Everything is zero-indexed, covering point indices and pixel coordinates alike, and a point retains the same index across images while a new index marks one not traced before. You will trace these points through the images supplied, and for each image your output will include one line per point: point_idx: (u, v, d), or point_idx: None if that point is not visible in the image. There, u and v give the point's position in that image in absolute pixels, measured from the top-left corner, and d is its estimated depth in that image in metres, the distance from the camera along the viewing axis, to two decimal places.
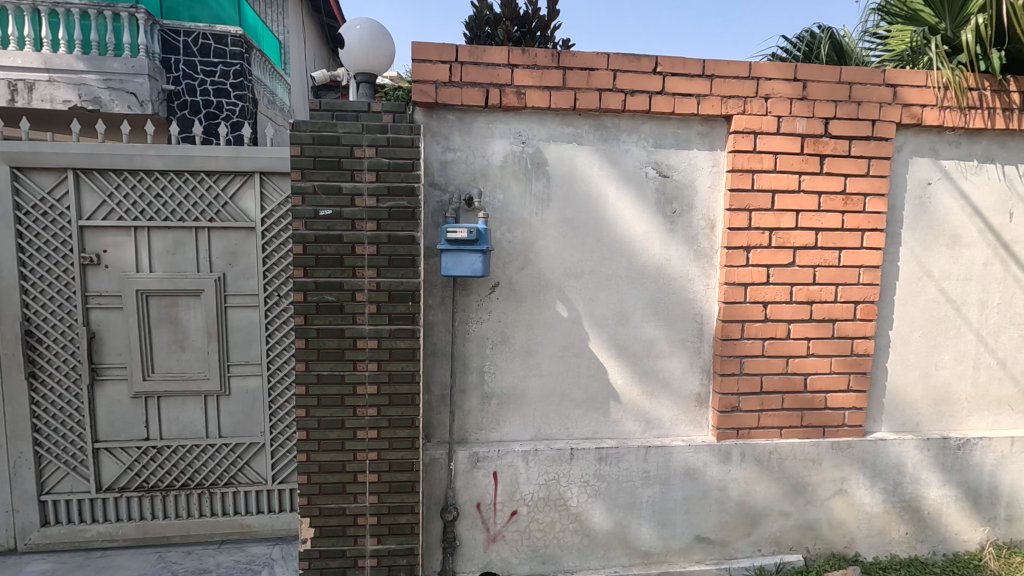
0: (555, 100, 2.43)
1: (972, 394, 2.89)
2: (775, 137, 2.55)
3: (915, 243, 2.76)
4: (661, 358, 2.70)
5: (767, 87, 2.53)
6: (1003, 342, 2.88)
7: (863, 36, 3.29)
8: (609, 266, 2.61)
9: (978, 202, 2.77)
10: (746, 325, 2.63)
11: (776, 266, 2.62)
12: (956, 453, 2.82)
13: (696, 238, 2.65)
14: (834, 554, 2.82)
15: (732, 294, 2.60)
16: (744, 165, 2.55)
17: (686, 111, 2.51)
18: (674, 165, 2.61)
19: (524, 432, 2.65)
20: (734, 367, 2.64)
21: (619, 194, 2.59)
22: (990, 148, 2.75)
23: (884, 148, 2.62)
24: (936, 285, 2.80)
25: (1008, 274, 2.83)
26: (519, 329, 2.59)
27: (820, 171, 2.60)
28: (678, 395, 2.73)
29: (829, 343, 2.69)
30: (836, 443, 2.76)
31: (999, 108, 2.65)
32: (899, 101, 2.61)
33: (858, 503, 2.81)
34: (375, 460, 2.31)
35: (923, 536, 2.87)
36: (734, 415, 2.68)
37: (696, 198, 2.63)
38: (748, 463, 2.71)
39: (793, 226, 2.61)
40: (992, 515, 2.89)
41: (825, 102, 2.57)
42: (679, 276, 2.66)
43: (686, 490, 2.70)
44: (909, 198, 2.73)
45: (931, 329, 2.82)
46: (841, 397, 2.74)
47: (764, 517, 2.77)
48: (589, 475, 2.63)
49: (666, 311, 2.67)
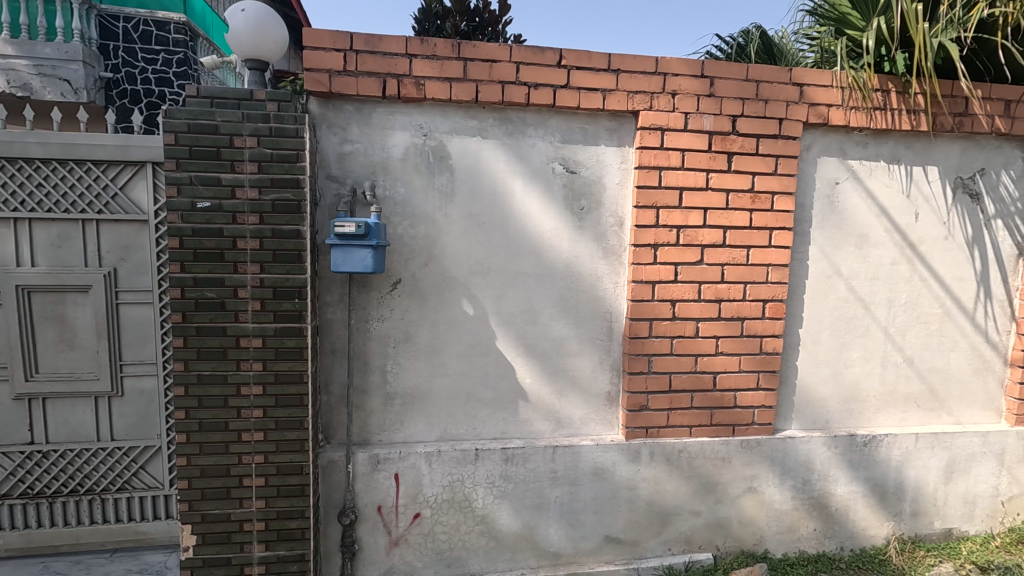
0: (456, 92, 2.37)
1: (880, 391, 2.92)
2: (682, 134, 2.53)
3: (823, 243, 2.77)
4: (570, 357, 2.66)
5: (675, 83, 2.51)
6: (911, 340, 2.92)
7: (800, 37, 3.27)
8: (516, 264, 2.56)
9: (885, 202, 2.80)
10: (654, 324, 2.61)
11: (684, 264, 2.60)
12: (863, 449, 2.86)
13: (605, 235, 2.62)
14: (743, 551, 2.83)
15: (640, 292, 2.58)
16: (651, 162, 2.53)
17: (592, 106, 2.47)
18: (581, 161, 2.57)
19: (429, 433, 2.59)
20: (643, 365, 2.62)
21: (526, 190, 2.54)
22: (896, 149, 2.78)
23: (791, 147, 2.62)
24: (845, 283, 2.81)
25: (916, 273, 2.87)
26: (423, 327, 2.52)
27: (728, 169, 2.59)
28: (589, 394, 2.70)
29: (737, 341, 2.69)
30: (745, 441, 2.75)
31: (902, 109, 2.69)
32: (805, 100, 2.62)
33: (768, 501, 2.82)
34: (261, 463, 2.22)
35: (832, 532, 2.90)
36: (643, 414, 2.66)
37: (604, 194, 2.60)
38: (657, 462, 2.69)
39: (700, 224, 2.59)
40: (898, 510, 2.94)
41: (733, 99, 2.56)
42: (588, 273, 2.62)
43: (596, 490, 2.67)
44: (818, 196, 2.74)
45: (840, 328, 2.84)
46: (751, 396, 2.73)
47: (674, 516, 2.75)
48: (495, 476, 2.58)
49: (575, 309, 2.64)
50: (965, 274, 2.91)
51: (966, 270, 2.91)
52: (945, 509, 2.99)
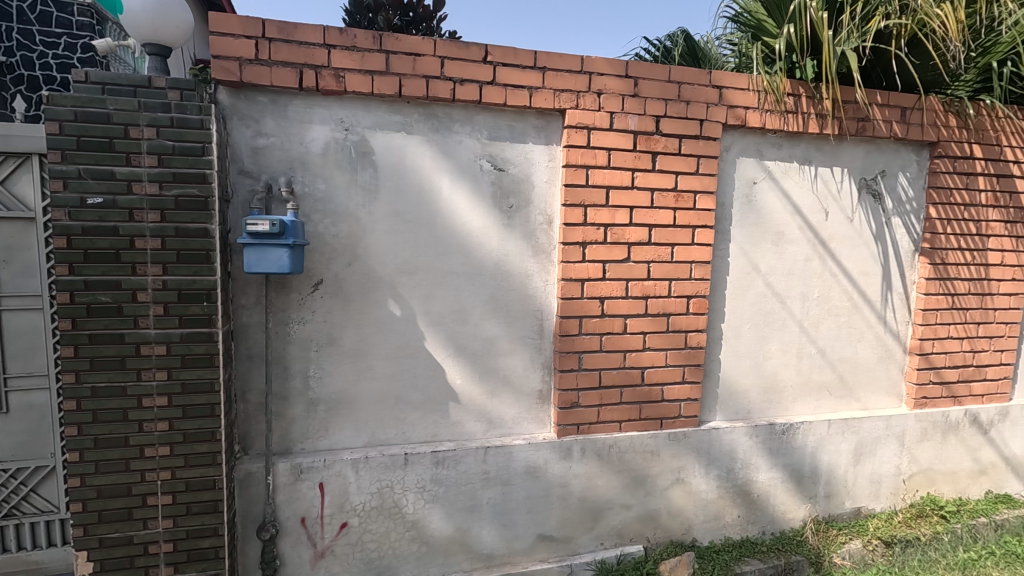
0: (379, 85, 2.29)
1: (796, 381, 3.08)
2: (608, 133, 2.56)
3: (743, 240, 2.89)
4: (502, 356, 2.64)
5: (600, 83, 2.54)
6: (823, 332, 3.09)
7: (721, 41, 3.39)
8: (444, 262, 2.51)
9: (799, 201, 2.95)
10: (584, 321, 2.63)
11: (612, 261, 2.63)
12: (782, 437, 3.00)
13: (535, 233, 2.62)
14: (672, 541, 2.91)
15: (569, 289, 2.59)
16: (578, 161, 2.55)
17: (519, 103, 2.45)
18: (509, 159, 2.55)
19: (356, 439, 2.49)
20: (573, 363, 2.64)
21: (453, 187, 2.49)
22: (808, 151, 2.93)
23: (712, 147, 2.71)
24: (764, 279, 2.94)
25: (826, 268, 3.04)
26: (348, 329, 2.43)
27: (652, 168, 2.65)
28: (521, 393, 2.69)
29: (664, 336, 2.75)
30: (672, 434, 2.82)
31: (812, 113, 2.84)
32: (724, 102, 2.71)
33: (695, 491, 2.91)
34: (167, 480, 2.06)
35: (754, 517, 3.03)
36: (575, 411, 2.68)
37: (533, 192, 2.60)
38: (589, 458, 2.71)
39: (627, 222, 2.63)
40: (813, 493, 3.11)
41: (656, 100, 2.61)
42: (518, 271, 2.61)
43: (528, 488, 2.66)
44: (737, 196, 2.85)
45: (759, 321, 2.96)
46: (677, 389, 2.81)
47: (606, 511, 2.78)
48: (426, 480, 2.52)
49: (505, 307, 2.61)
50: (870, 269, 3.11)
51: (871, 265, 3.11)
52: (855, 489, 3.18)
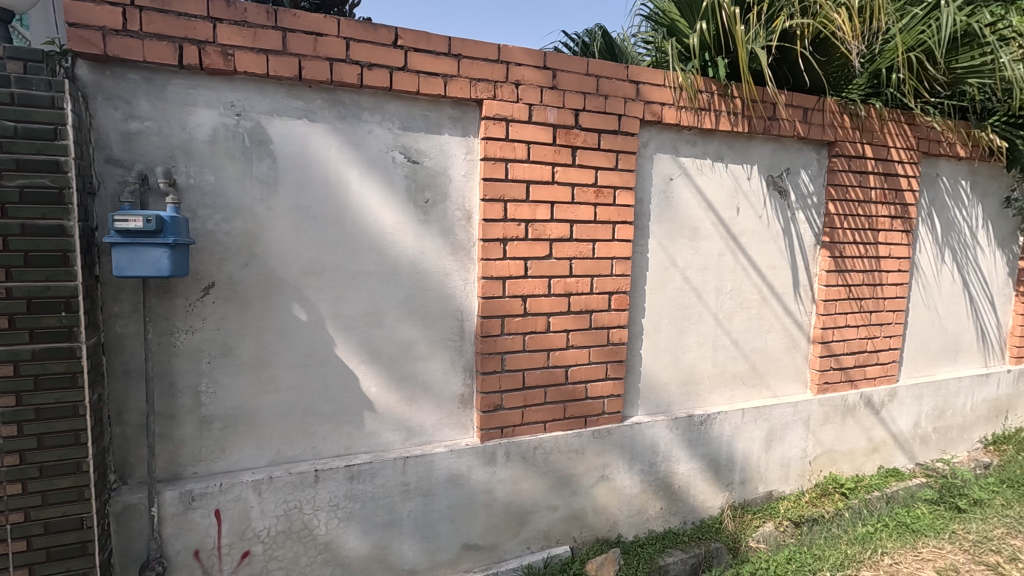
0: (275, 66, 2.07)
1: (712, 372, 3.16)
2: (526, 126, 2.48)
3: (661, 236, 2.91)
4: (419, 360, 2.49)
5: (518, 73, 2.45)
6: (736, 324, 3.19)
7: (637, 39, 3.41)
8: (354, 261, 2.32)
9: (712, 198, 3.02)
10: (506, 321, 2.54)
11: (534, 258, 2.55)
12: (700, 428, 3.07)
13: (452, 230, 2.49)
14: (598, 539, 2.89)
15: (490, 288, 2.48)
16: (497, 154, 2.44)
17: (433, 92, 2.31)
18: (424, 150, 2.40)
19: (258, 458, 2.26)
20: (496, 364, 2.54)
21: (363, 180, 2.31)
22: (720, 148, 3.00)
23: (630, 143, 2.70)
24: (681, 274, 2.99)
25: (738, 262, 3.14)
26: (245, 337, 2.18)
27: (572, 163, 2.59)
28: (440, 398, 2.56)
29: (587, 333, 2.72)
30: (596, 431, 2.80)
31: (724, 111, 2.90)
32: (642, 98, 2.71)
33: (619, 487, 2.91)
34: (20, 523, 1.75)
35: (676, 508, 3.08)
36: (498, 414, 2.58)
37: (449, 186, 2.46)
38: (513, 462, 2.63)
39: (548, 218, 2.56)
40: (730, 481, 3.21)
41: (574, 93, 2.56)
42: (435, 271, 2.47)
43: (451, 498, 2.53)
44: (655, 192, 2.87)
45: (678, 316, 3.01)
46: (600, 386, 2.79)
47: (532, 514, 2.71)
48: (340, 497, 2.33)
49: (423, 309, 2.47)
50: (777, 263, 3.25)
51: (778, 259, 3.25)
52: (767, 474, 3.32)
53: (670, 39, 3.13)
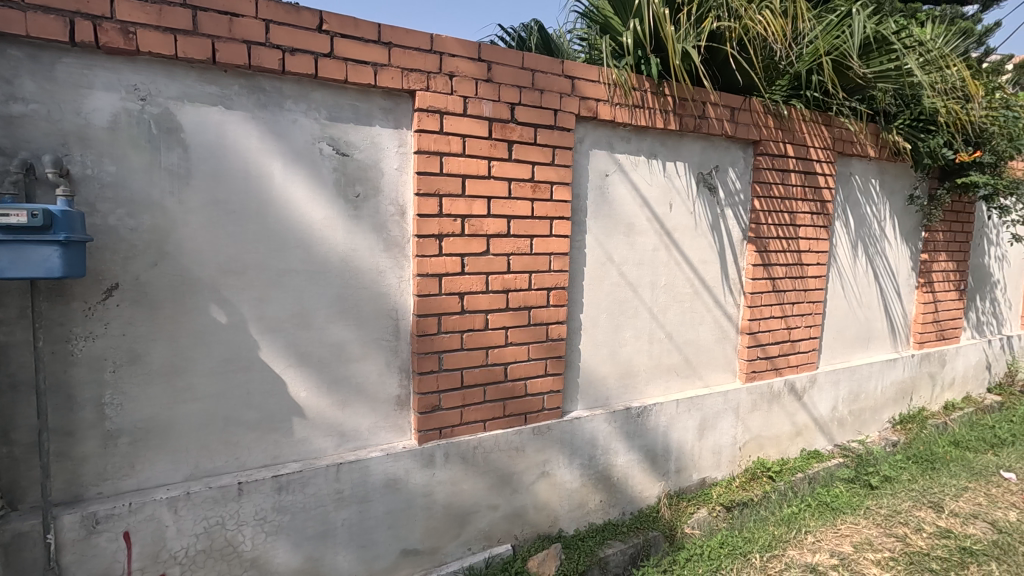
0: (185, 47, 1.90)
1: (649, 365, 3.23)
2: (461, 119, 2.42)
3: (598, 232, 2.93)
4: (353, 362, 2.38)
5: (452, 65, 2.38)
6: (671, 317, 3.27)
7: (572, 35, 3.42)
8: (279, 259, 2.18)
9: (647, 194, 3.07)
10: (442, 319, 2.47)
11: (471, 254, 2.50)
12: (637, 420, 3.13)
13: (385, 226, 2.39)
14: (540, 535, 2.88)
15: (426, 286, 2.41)
16: (431, 147, 2.37)
17: (363, 81, 2.21)
18: (353, 142, 2.29)
19: (174, 473, 2.09)
20: (433, 364, 2.47)
21: (287, 173, 2.17)
22: (653, 145, 3.05)
23: (566, 139, 2.69)
24: (618, 269, 3.02)
25: (672, 257, 3.21)
26: (157, 343, 2.01)
27: (508, 158, 2.56)
28: (376, 401, 2.46)
29: (526, 330, 2.69)
30: (536, 428, 2.79)
31: (657, 108, 2.95)
32: (577, 93, 2.71)
33: (560, 482, 2.91)
34: None
35: (615, 500, 3.12)
36: (436, 415, 2.52)
37: (381, 180, 2.36)
38: (453, 463, 2.57)
39: (485, 213, 2.51)
40: (666, 470, 3.30)
41: (510, 87, 2.52)
42: (368, 268, 2.36)
43: (388, 503, 2.44)
44: (591, 188, 2.88)
45: (615, 311, 3.04)
46: (540, 382, 2.78)
47: (473, 515, 2.67)
48: (266, 510, 2.19)
49: (355, 308, 2.36)
50: (708, 257, 3.36)
51: (709, 254, 3.36)
52: (700, 462, 3.44)
53: (604, 36, 3.15)
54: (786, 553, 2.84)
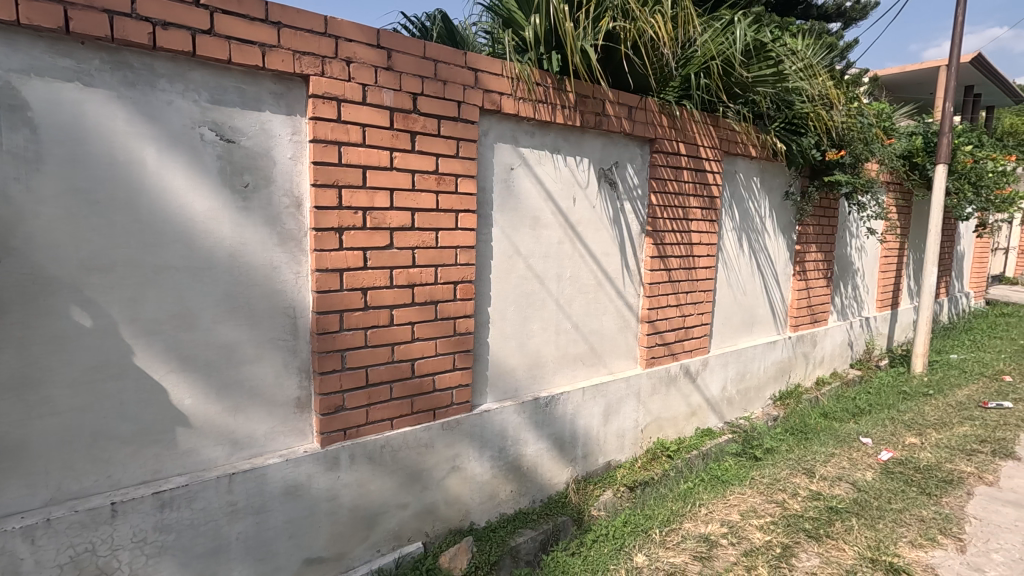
0: (29, 13, 1.67)
1: (556, 355, 3.30)
2: (361, 107, 2.32)
3: (504, 225, 2.95)
4: (246, 364, 2.22)
5: (349, 50, 2.28)
6: (576, 308, 3.37)
7: (476, 27, 3.40)
8: (156, 254, 1.98)
9: (551, 188, 3.12)
10: (344, 316, 2.37)
11: (373, 248, 2.41)
12: (545, 409, 3.20)
13: (278, 218, 2.24)
14: (451, 530, 2.87)
15: (326, 281, 2.30)
16: (328, 136, 2.25)
17: (250, 62, 2.05)
18: (240, 128, 2.13)
19: (30, 498, 1.84)
20: (335, 362, 2.37)
21: (163, 159, 1.98)
22: (556, 141, 3.12)
23: (470, 131, 2.68)
24: (524, 262, 3.06)
25: (576, 250, 3.31)
26: (3, 351, 1.75)
27: (411, 149, 2.49)
28: (272, 404, 2.31)
29: (433, 325, 2.66)
30: (446, 423, 2.77)
31: (559, 104, 3.02)
32: (481, 86, 2.70)
33: (470, 475, 2.91)
34: None
35: (525, 489, 3.18)
36: (340, 415, 2.42)
37: (273, 169, 2.22)
38: (359, 464, 2.48)
39: (387, 206, 2.44)
40: (573, 456, 3.40)
41: (411, 76, 2.46)
42: (260, 263, 2.21)
43: (289, 512, 2.32)
44: (496, 181, 2.88)
45: (522, 303, 3.08)
46: (449, 377, 2.75)
47: (381, 516, 2.60)
48: (146, 531, 1.99)
49: (246, 307, 2.20)
50: (610, 250, 3.49)
51: (611, 246, 3.49)
52: (606, 446, 3.59)
53: (507, 30, 3.16)
54: (682, 526, 3.03)
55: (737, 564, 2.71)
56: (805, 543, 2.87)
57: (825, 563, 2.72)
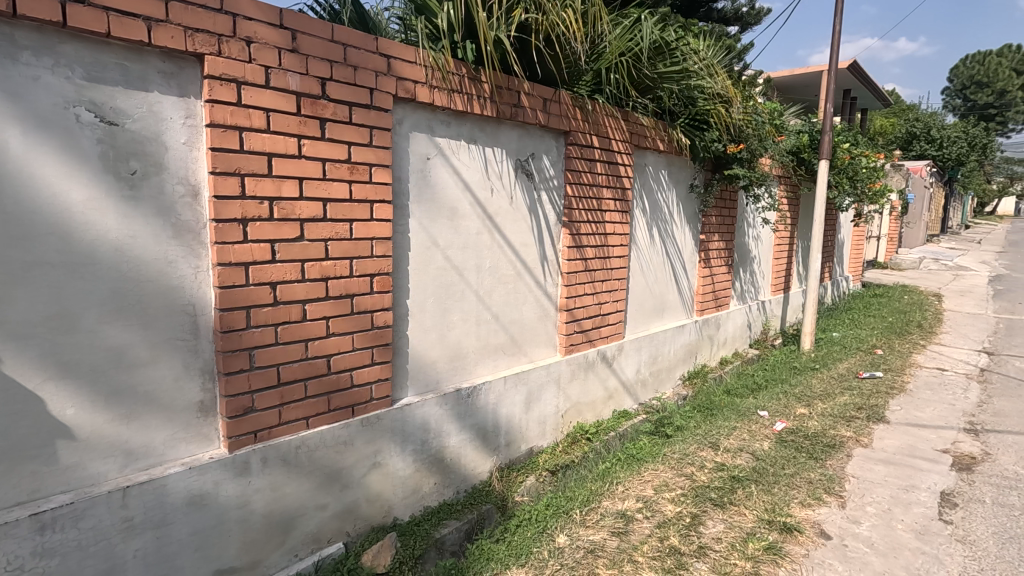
0: None
1: (477, 346, 3.32)
2: (264, 91, 2.19)
3: (421, 216, 2.90)
4: (139, 367, 2.05)
5: (249, 29, 2.14)
6: (496, 299, 3.39)
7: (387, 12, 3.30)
8: (25, 249, 1.77)
9: (468, 178, 3.11)
10: (252, 312, 2.24)
11: (282, 240, 2.29)
12: (467, 400, 3.20)
13: (173, 208, 2.07)
14: (373, 527, 2.82)
15: (229, 276, 2.16)
16: (227, 120, 2.10)
17: (133, 37, 1.87)
18: (124, 110, 1.94)
19: None
20: (242, 361, 2.24)
21: (30, 143, 1.76)
22: (473, 131, 3.11)
23: (384, 119, 2.60)
24: (443, 253, 3.03)
25: (494, 240, 3.32)
26: None
27: (321, 136, 2.39)
28: (171, 410, 2.15)
29: (349, 319, 2.58)
30: (365, 419, 2.70)
31: (474, 93, 3.00)
32: (394, 73, 2.63)
33: (392, 471, 2.86)
34: None
35: (448, 480, 3.18)
36: (249, 417, 2.29)
37: (165, 155, 2.04)
38: (272, 468, 2.37)
39: (296, 196, 2.32)
40: (496, 445, 3.44)
41: (319, 60, 2.35)
42: (152, 257, 2.04)
43: (194, 523, 2.16)
44: (412, 171, 2.83)
45: (442, 295, 3.06)
46: (367, 372, 2.68)
47: (298, 519, 2.50)
48: (23, 558, 1.79)
49: (137, 305, 2.02)
50: (528, 240, 3.54)
51: (528, 237, 3.54)
52: (528, 433, 3.66)
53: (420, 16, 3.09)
54: (601, 504, 3.16)
55: (652, 535, 2.87)
56: (711, 510, 3.09)
57: (729, 528, 2.94)
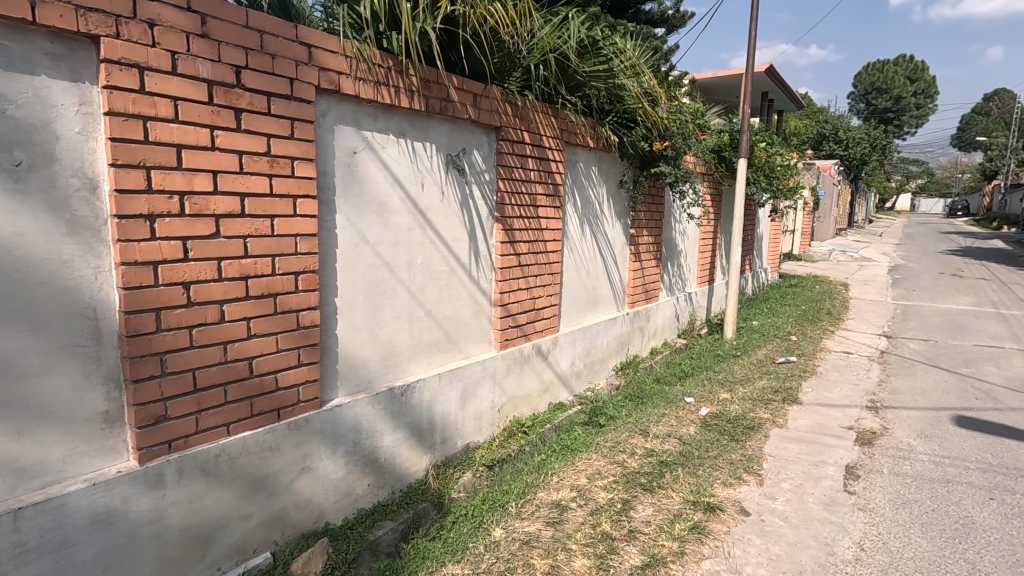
0: None
1: (410, 343, 3.27)
2: (170, 78, 2.05)
3: (349, 212, 2.82)
4: (31, 378, 1.87)
5: (151, 10, 1.98)
6: (429, 295, 3.36)
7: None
8: None
9: (398, 173, 3.05)
10: (163, 314, 2.10)
11: (195, 237, 2.16)
12: (400, 399, 3.15)
13: (67, 203, 1.90)
14: (303, 534, 2.72)
15: (135, 277, 2.01)
16: (129, 108, 1.95)
17: (14, 14, 1.70)
18: (5, 95, 1.76)
19: None
20: (153, 368, 2.09)
21: None
22: (401, 125, 3.05)
23: (306, 111, 2.50)
24: (373, 250, 2.96)
25: (426, 236, 3.28)
26: None
27: (237, 128, 2.27)
28: (70, 423, 1.98)
29: (272, 319, 2.47)
30: (292, 423, 2.60)
31: (401, 86, 2.94)
32: (315, 63, 2.53)
33: (323, 475, 2.77)
34: None
35: (382, 481, 3.12)
36: (162, 427, 2.15)
37: (56, 145, 1.87)
38: (189, 479, 2.23)
39: (210, 190, 2.19)
40: (432, 443, 3.42)
41: (233, 47, 2.23)
42: (44, 257, 1.87)
43: (101, 543, 2.01)
44: (338, 165, 2.74)
45: (372, 292, 2.99)
46: (293, 373, 2.58)
47: (220, 531, 2.38)
48: None
49: (27, 310, 1.84)
50: (460, 236, 3.52)
51: (461, 233, 3.52)
52: (464, 429, 3.65)
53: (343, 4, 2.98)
54: (536, 496, 3.21)
55: (585, 523, 2.94)
56: (641, 495, 3.21)
57: (657, 511, 3.06)
